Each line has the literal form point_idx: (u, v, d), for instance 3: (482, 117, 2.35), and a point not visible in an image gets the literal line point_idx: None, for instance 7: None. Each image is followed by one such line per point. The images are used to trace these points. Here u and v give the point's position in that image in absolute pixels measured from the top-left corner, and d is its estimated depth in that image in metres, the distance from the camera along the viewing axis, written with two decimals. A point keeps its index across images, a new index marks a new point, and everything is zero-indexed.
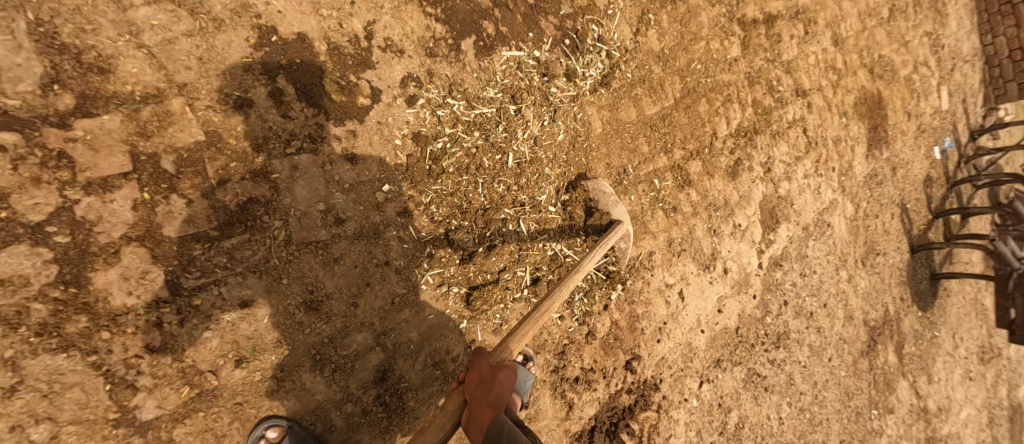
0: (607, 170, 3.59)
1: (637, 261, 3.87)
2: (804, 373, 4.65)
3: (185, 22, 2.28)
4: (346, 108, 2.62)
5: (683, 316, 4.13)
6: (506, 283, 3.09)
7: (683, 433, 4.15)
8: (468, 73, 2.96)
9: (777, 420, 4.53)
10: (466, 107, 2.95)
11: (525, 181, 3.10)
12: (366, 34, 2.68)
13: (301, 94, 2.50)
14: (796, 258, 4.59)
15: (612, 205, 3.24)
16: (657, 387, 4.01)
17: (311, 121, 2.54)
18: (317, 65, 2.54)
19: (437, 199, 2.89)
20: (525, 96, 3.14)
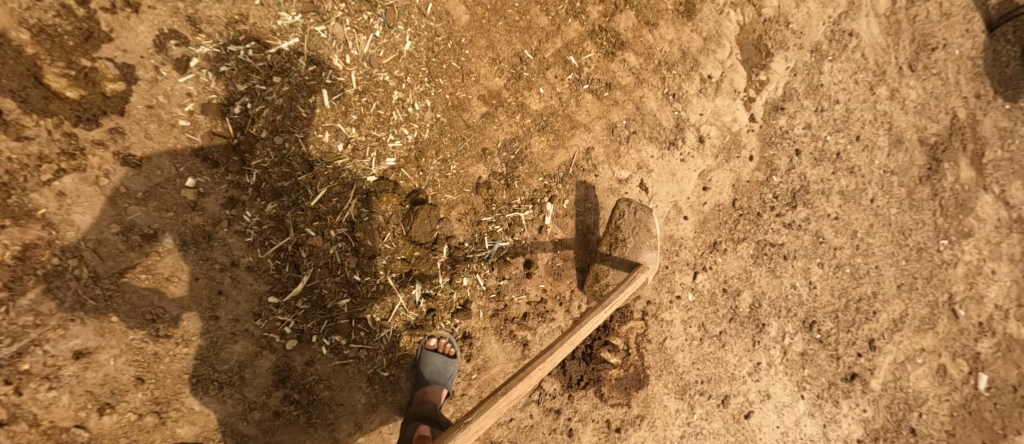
0: (493, 67, 2.93)
1: (574, 164, 3.20)
2: (837, 227, 3.83)
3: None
4: (92, 104, 2.15)
5: (650, 209, 3.51)
6: (394, 247, 2.73)
7: (682, 333, 3.70)
8: (247, 3, 2.34)
9: (806, 286, 3.83)
10: (258, 49, 2.36)
11: (358, 117, 2.58)
12: None
13: (24, 105, 2.05)
14: (806, 89, 3.70)
15: (647, 248, 3.10)
16: (636, 297, 3.59)
17: (57, 134, 2.12)
18: (29, 62, 2.03)
19: (264, 176, 2.42)
20: (330, 5, 2.50)
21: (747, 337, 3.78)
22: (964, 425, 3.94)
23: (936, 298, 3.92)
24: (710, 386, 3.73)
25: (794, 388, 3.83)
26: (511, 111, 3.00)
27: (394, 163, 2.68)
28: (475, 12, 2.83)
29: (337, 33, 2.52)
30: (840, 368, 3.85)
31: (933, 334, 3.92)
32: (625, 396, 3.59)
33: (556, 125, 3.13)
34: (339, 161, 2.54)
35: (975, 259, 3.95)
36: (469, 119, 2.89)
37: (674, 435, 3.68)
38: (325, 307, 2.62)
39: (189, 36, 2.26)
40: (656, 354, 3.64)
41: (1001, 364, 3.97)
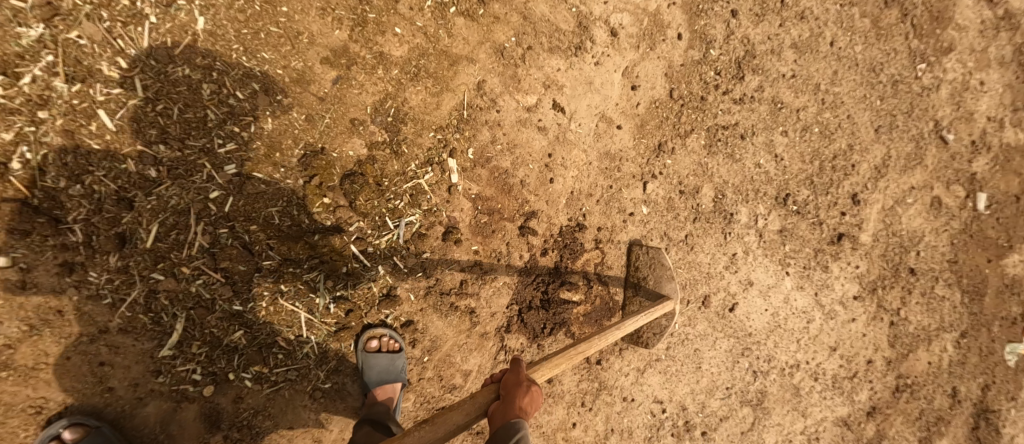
0: (324, 20, 2.50)
1: (466, 106, 2.84)
2: (801, 83, 3.37)
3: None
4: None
5: (573, 131, 3.11)
6: (280, 260, 2.35)
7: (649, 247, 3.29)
8: None
9: (774, 162, 3.42)
10: (8, 83, 2.00)
11: (163, 128, 2.12)
12: None
13: None
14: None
15: (665, 279, 3.19)
16: (584, 226, 3.13)
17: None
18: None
19: (87, 228, 2.08)
20: (72, 0, 2.05)
21: (717, 232, 3.42)
22: (967, 252, 3.58)
23: (919, 130, 3.46)
24: (686, 292, 3.43)
25: (776, 267, 3.51)
26: (370, 67, 2.61)
27: (236, 170, 2.27)
28: None
29: (94, 34, 2.08)
30: (823, 231, 3.50)
31: (921, 169, 3.49)
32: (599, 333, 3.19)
33: (432, 67, 2.76)
34: (161, 188, 2.14)
35: (959, 72, 3.44)
36: (320, 91, 2.51)
37: (661, 351, 3.40)
38: (225, 346, 2.29)
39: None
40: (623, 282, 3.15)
41: (1000, 177, 3.55)
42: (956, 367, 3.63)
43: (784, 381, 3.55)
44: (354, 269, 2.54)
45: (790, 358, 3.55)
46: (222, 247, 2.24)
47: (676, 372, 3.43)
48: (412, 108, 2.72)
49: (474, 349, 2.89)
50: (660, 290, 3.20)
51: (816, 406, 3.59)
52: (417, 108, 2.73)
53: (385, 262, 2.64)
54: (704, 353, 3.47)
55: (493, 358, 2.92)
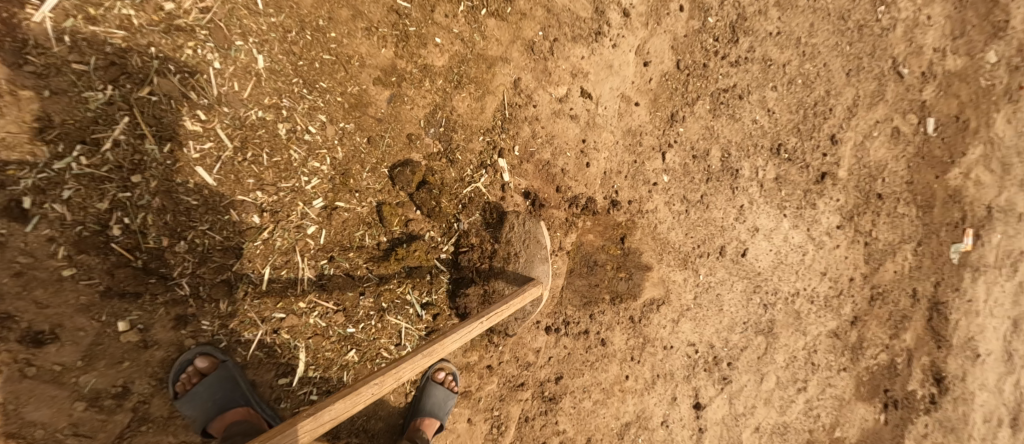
0: (370, 40, 2.33)
1: (507, 106, 2.71)
2: (805, 26, 3.16)
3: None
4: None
5: (601, 116, 2.95)
6: (377, 281, 2.43)
7: (666, 216, 3.16)
8: (40, 99, 1.83)
9: (767, 117, 3.20)
10: (88, 151, 1.89)
11: (259, 170, 2.14)
12: None
13: None
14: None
15: (539, 260, 2.66)
16: (618, 204, 3.07)
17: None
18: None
19: (196, 281, 2.09)
20: (139, 56, 1.92)
21: (727, 188, 3.21)
22: (923, 174, 3.39)
23: (881, 69, 3.26)
24: (705, 248, 3.24)
25: (776, 212, 3.29)
26: (417, 81, 2.46)
27: (325, 204, 2.29)
28: None
29: (168, 88, 1.97)
30: (807, 173, 3.29)
31: (884, 105, 3.30)
32: (634, 297, 3.17)
33: (472, 72, 2.59)
34: (265, 232, 2.18)
35: (911, 10, 3.24)
36: (377, 112, 2.38)
37: (690, 300, 3.26)
38: (338, 365, 2.40)
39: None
40: (655, 244, 3.17)
41: (945, 101, 3.34)
42: (915, 273, 3.46)
43: (788, 308, 3.38)
44: (436, 276, 2.58)
45: (793, 287, 3.37)
46: (331, 276, 2.33)
47: (704, 318, 3.30)
48: (461, 113, 2.59)
49: (541, 330, 3.10)
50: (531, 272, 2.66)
51: (813, 325, 3.41)
52: (468, 113, 2.61)
53: (460, 266, 2.61)
54: (724, 297, 3.30)
55: (555, 335, 3.13)
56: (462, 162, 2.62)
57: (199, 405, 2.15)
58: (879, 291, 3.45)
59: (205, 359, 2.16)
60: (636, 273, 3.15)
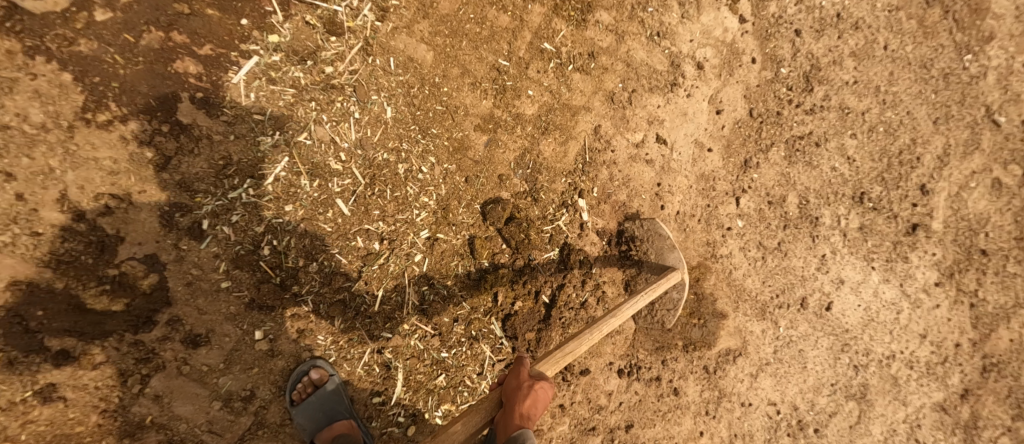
0: (476, 93, 2.62)
1: (588, 150, 2.89)
2: (890, 78, 3.18)
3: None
4: (140, 309, 2.13)
5: (676, 160, 3.10)
6: (470, 308, 2.64)
7: (742, 262, 3.19)
8: (226, 141, 2.22)
9: (847, 165, 3.21)
10: (256, 184, 2.26)
11: (379, 205, 2.45)
12: (74, 212, 2.04)
13: (84, 338, 2.06)
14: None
15: (668, 249, 2.88)
16: (691, 249, 3.16)
17: (125, 346, 2.13)
18: (66, 295, 2.03)
19: (319, 298, 2.39)
20: (303, 109, 2.33)
21: (806, 236, 3.21)
22: None
23: (973, 116, 3.19)
24: (785, 298, 3.20)
25: (862, 263, 3.22)
26: (510, 127, 2.71)
27: (431, 234, 2.56)
28: (436, 45, 2.52)
29: (323, 136, 2.35)
30: (896, 224, 3.21)
31: (981, 154, 3.20)
32: (709, 345, 3.17)
33: (559, 119, 2.81)
34: (381, 258, 2.47)
35: (1003, 57, 3.18)
36: (475, 155, 2.64)
37: (769, 354, 3.21)
38: (425, 388, 2.59)
39: (189, 202, 2.18)
40: (730, 289, 3.19)
41: None
42: None
43: (883, 373, 3.22)
44: (520, 308, 2.74)
45: (887, 349, 3.22)
46: (433, 301, 2.57)
47: (786, 373, 3.21)
48: (551, 158, 2.81)
49: (614, 372, 3.12)
50: (664, 262, 2.89)
51: (914, 395, 3.22)
52: (557, 159, 2.82)
53: (540, 302, 2.80)
54: (808, 353, 3.22)
55: (628, 378, 3.13)
56: (550, 202, 2.82)
57: (311, 415, 2.37)
58: (992, 361, 3.22)
59: (319, 372, 2.38)
60: (710, 321, 3.17)
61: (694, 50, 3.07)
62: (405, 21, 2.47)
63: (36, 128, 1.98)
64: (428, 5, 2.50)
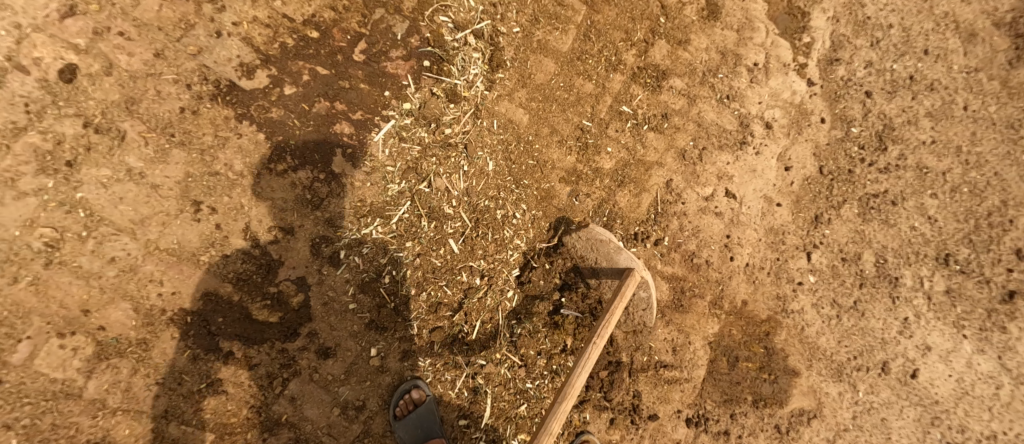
0: (562, 149, 2.88)
1: (660, 202, 3.12)
2: (972, 140, 3.23)
3: (122, 365, 2.28)
4: (291, 321, 2.46)
5: (746, 213, 3.28)
6: (551, 344, 2.78)
7: (814, 318, 3.28)
8: (362, 187, 2.54)
9: (928, 224, 3.24)
10: (383, 223, 2.56)
11: (483, 248, 2.70)
12: (252, 240, 2.41)
13: (247, 341, 2.41)
14: (853, 30, 3.34)
15: (614, 252, 2.70)
16: (760, 303, 3.28)
17: (274, 352, 2.45)
18: (239, 306, 2.39)
19: (423, 323, 2.64)
20: (426, 163, 2.63)
21: (884, 297, 3.26)
22: None
23: None
24: (862, 360, 3.25)
25: (952, 331, 3.23)
26: (590, 179, 2.95)
27: (519, 272, 2.80)
28: (530, 108, 2.81)
29: (438, 185, 2.62)
30: (987, 290, 3.20)
31: None
32: (781, 403, 3.24)
33: (634, 173, 3.05)
34: (480, 292, 2.69)
35: None
36: (559, 204, 2.87)
37: (848, 419, 3.25)
38: (510, 416, 2.76)
39: (332, 235, 2.50)
40: (801, 346, 3.26)
41: None
42: None
43: None
44: None
45: (987, 428, 3.19)
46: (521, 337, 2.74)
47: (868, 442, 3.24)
48: (625, 209, 3.05)
49: (682, 420, 3.23)
50: (617, 265, 2.73)
51: None
52: (631, 209, 3.07)
53: None
54: (892, 423, 3.23)
55: (696, 428, 3.23)
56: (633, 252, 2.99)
57: (411, 431, 2.58)
58: None
59: (417, 392, 2.61)
60: (783, 378, 3.23)
61: (761, 113, 3.30)
62: (507, 90, 2.78)
63: (237, 175, 2.38)
64: (526, 77, 2.81)
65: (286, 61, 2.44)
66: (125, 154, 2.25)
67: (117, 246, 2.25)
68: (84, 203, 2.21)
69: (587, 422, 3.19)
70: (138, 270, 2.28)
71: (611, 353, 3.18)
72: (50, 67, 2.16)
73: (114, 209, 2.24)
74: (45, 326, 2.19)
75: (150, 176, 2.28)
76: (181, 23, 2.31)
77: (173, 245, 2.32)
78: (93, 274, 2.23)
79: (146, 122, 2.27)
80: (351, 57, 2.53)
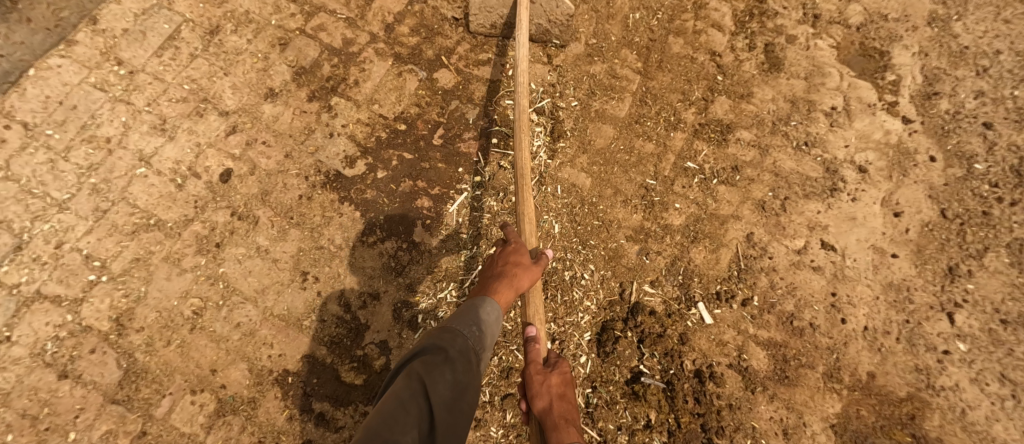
0: (627, 208, 2.92)
1: (741, 257, 2.92)
2: None
3: (235, 421, 2.55)
4: (373, 383, 2.61)
5: (853, 266, 2.97)
6: (632, 418, 2.62)
7: (980, 399, 2.84)
8: (438, 254, 2.78)
9: None
10: (457, 287, 2.75)
11: (552, 311, 2.73)
12: (344, 305, 2.69)
13: (336, 402, 2.58)
14: (950, 62, 3.28)
15: None
16: (896, 377, 2.86)
17: (357, 415, 2.58)
18: (330, 368, 2.62)
19: (494, 389, 2.65)
20: (495, 229, 2.83)
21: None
22: None
23: None
24: None
25: None
26: (660, 236, 2.91)
27: (592, 336, 2.72)
28: (593, 171, 2.95)
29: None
30: None
31: None
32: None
33: (707, 228, 2.95)
34: None
35: None
36: (628, 262, 2.84)
37: None
38: None
39: (411, 299, 2.72)
40: (965, 435, 2.80)
41: None
42: None
43: None
44: (679, 430, 2.63)
45: None
46: (602, 412, 2.62)
47: None
48: (706, 266, 2.90)
49: None
50: None
51: None
52: (712, 267, 2.90)
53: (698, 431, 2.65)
54: None
55: None
56: (717, 322, 2.82)
57: None
58: None
59: None
60: None
61: (851, 157, 3.12)
62: (569, 157, 2.97)
63: (337, 248, 2.75)
64: (587, 143, 2.99)
65: (380, 151, 2.90)
66: (257, 235, 2.75)
67: (244, 313, 2.65)
68: (224, 275, 2.68)
69: None
70: (256, 334, 2.64)
71: (706, 436, 2.65)
72: (216, 171, 2.82)
73: (244, 280, 2.69)
74: (184, 383, 2.56)
75: (273, 253, 2.73)
76: (305, 130, 2.90)
77: (285, 312, 2.66)
78: (224, 337, 2.62)
79: (274, 209, 2.78)
80: (431, 142, 2.94)
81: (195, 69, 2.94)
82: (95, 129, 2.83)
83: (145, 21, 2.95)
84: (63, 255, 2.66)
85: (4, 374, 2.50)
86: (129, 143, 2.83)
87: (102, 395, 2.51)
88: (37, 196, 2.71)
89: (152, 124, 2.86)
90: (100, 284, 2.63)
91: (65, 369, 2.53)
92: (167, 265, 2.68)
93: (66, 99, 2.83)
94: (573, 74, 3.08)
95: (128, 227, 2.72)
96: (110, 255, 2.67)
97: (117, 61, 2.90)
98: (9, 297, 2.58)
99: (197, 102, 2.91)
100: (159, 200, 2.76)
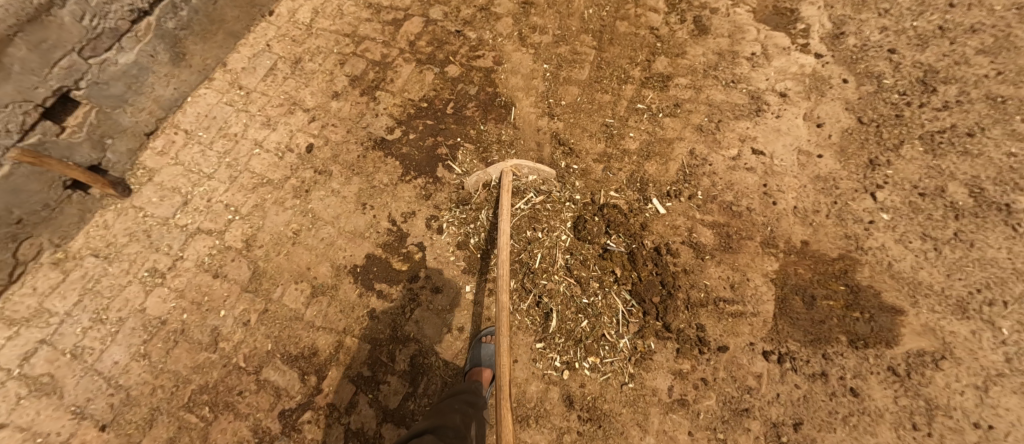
0: (592, 139, 3.88)
1: (687, 166, 3.75)
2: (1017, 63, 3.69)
3: (324, 300, 3.48)
4: (414, 264, 3.55)
5: (780, 165, 3.71)
6: (602, 271, 3.46)
7: (909, 255, 3.35)
8: (454, 183, 3.81)
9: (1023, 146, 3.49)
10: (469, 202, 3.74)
11: (537, 205, 3.67)
12: (391, 220, 3.70)
13: (388, 281, 3.50)
14: (853, 9, 4.13)
15: None
16: (830, 244, 3.45)
17: (404, 290, 3.48)
18: (382, 260, 3.57)
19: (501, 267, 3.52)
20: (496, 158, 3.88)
21: (1000, 226, 3.33)
22: None
23: None
24: (995, 292, 3.17)
25: None
26: (620, 156, 3.81)
27: (569, 222, 3.60)
28: (564, 116, 3.97)
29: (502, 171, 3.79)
30: None
31: None
32: (888, 343, 3.14)
33: (657, 149, 3.83)
34: (538, 234, 3.57)
35: None
36: (596, 176, 3.75)
37: (999, 361, 3.03)
38: (575, 335, 3.31)
39: (437, 212, 3.72)
40: (895, 281, 3.29)
41: None
42: None
43: None
44: (640, 281, 3.41)
45: None
46: (579, 265, 3.47)
47: None
48: (657, 171, 3.76)
49: (760, 354, 3.21)
50: None
51: None
52: (662, 171, 3.75)
53: (657, 277, 3.42)
54: None
55: (778, 365, 3.17)
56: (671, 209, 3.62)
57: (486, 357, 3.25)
58: None
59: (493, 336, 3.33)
60: (884, 315, 3.20)
61: (772, 87, 3.97)
62: (546, 110, 4.02)
63: (386, 183, 3.83)
64: (558, 99, 4.04)
65: (411, 121, 4.07)
66: (332, 182, 3.86)
67: (325, 231, 3.69)
68: (312, 209, 3.77)
69: (655, 351, 3.26)
70: (334, 244, 3.65)
71: (665, 289, 3.38)
72: (306, 143, 4.03)
73: (325, 210, 3.76)
74: (289, 278, 3.55)
75: (342, 191, 3.82)
76: (359, 115, 4.12)
77: (353, 228, 3.69)
78: (314, 247, 3.64)
79: (342, 165, 3.92)
80: (446, 112, 4.09)
81: (287, 86, 4.26)
82: (227, 128, 4.11)
83: (255, 60, 4.34)
84: (212, 205, 3.83)
85: (181, 278, 3.58)
86: (247, 134, 4.09)
87: (240, 286, 3.54)
88: (195, 173, 3.95)
89: (262, 121, 4.14)
90: (235, 221, 3.76)
91: (216, 272, 3.60)
92: (276, 206, 3.80)
93: (211, 113, 4.16)
94: (546, 54, 4.20)
95: (251, 183, 3.90)
96: (240, 202, 3.83)
97: (239, 87, 4.25)
98: (180, 233, 3.72)
99: (288, 104, 4.19)
100: (268, 166, 3.96)
